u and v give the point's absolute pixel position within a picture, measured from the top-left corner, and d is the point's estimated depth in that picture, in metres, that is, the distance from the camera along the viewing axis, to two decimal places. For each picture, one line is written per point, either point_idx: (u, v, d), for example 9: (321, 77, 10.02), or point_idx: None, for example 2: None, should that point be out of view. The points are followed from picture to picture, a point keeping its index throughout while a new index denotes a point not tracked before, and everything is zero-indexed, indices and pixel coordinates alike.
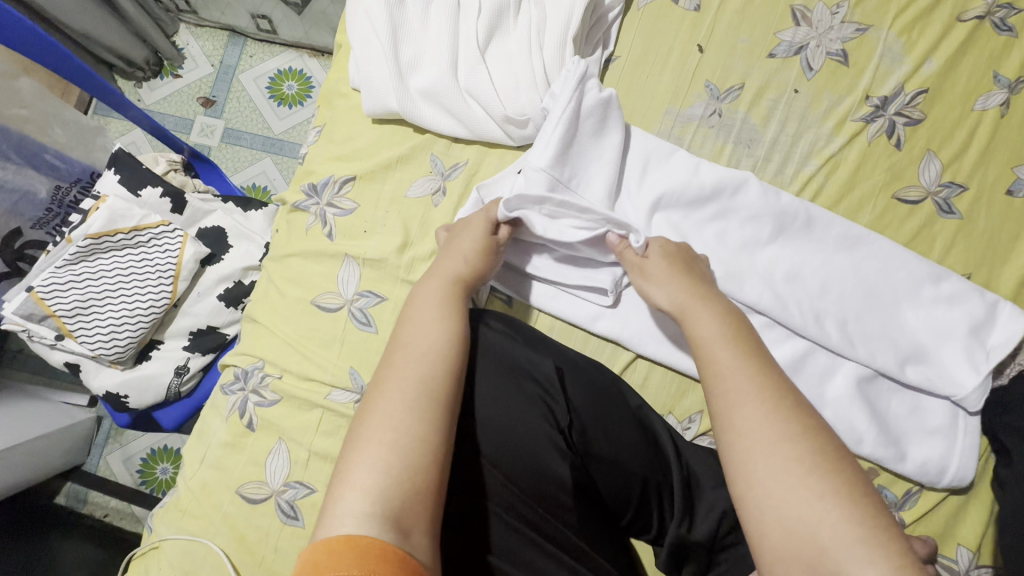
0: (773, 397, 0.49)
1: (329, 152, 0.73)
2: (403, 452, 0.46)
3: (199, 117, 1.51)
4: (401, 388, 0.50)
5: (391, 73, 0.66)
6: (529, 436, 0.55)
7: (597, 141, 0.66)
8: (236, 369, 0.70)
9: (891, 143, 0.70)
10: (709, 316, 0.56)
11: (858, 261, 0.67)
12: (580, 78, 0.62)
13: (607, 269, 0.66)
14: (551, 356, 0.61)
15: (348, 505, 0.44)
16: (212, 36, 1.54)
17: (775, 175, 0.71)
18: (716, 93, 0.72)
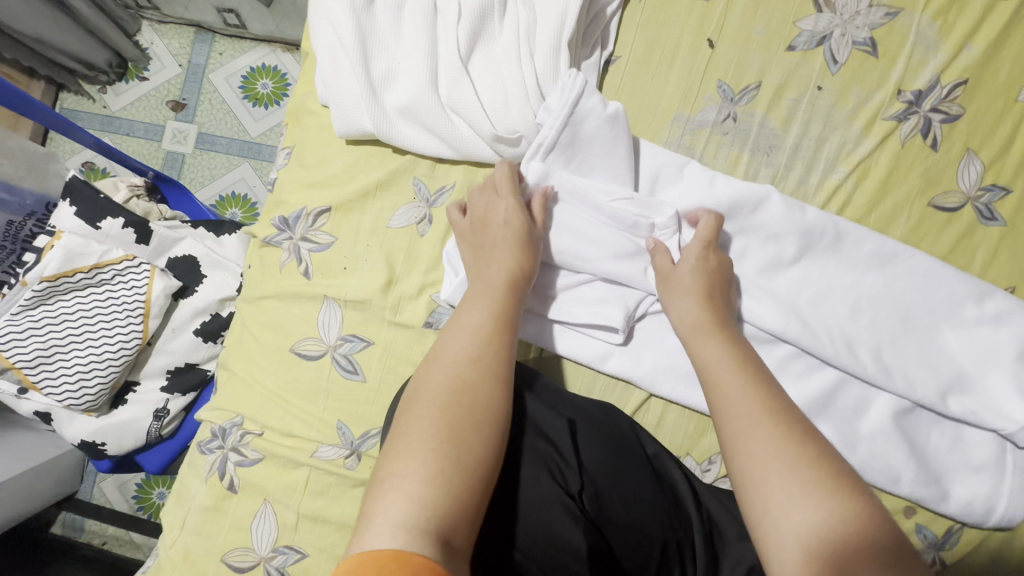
0: (783, 416, 0.44)
1: (301, 178, 0.66)
2: (456, 464, 0.41)
3: (170, 122, 1.42)
4: (452, 393, 0.45)
5: (363, 91, 0.58)
6: (535, 500, 0.48)
7: (603, 159, 0.58)
8: (212, 426, 0.64)
9: (927, 143, 0.63)
10: (718, 338, 0.51)
11: (892, 279, 0.61)
12: (578, 93, 0.55)
13: (618, 304, 0.59)
14: (561, 408, 0.55)
15: (394, 515, 0.39)
16: (177, 33, 1.43)
17: (797, 185, 0.63)
18: (730, 94, 0.64)
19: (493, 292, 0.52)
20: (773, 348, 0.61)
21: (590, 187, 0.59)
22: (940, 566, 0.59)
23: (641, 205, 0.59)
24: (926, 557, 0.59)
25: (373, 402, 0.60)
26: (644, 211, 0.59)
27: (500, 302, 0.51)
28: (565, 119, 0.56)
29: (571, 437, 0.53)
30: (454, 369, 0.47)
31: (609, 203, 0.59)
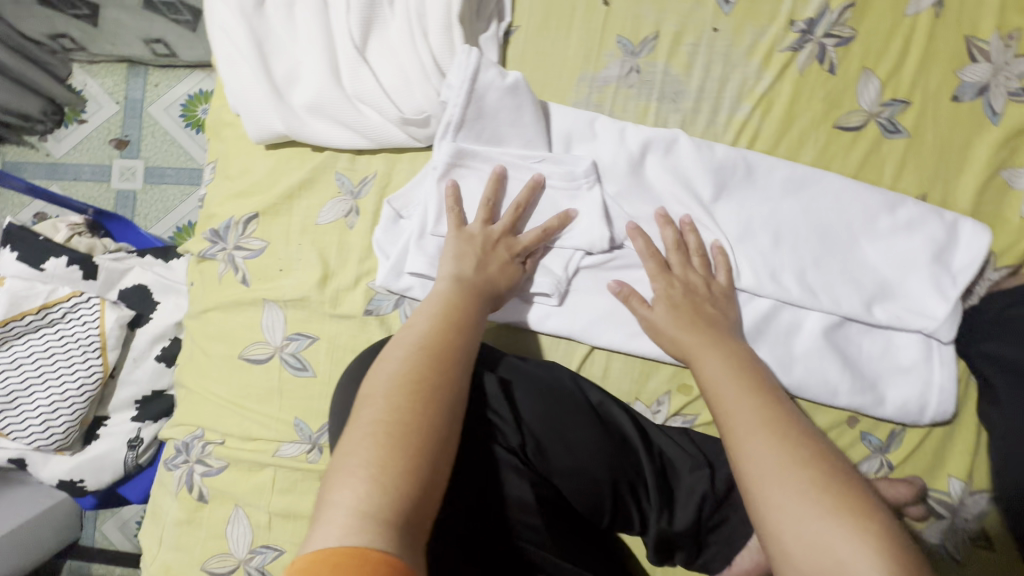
0: (780, 425, 0.46)
1: (226, 190, 0.67)
2: (409, 449, 0.41)
3: (115, 160, 1.41)
4: (406, 383, 0.45)
5: (268, 94, 0.59)
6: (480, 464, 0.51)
7: (515, 127, 0.60)
8: (176, 442, 0.65)
9: (824, 69, 0.65)
10: (719, 353, 0.53)
11: (808, 203, 0.63)
12: (475, 71, 0.56)
13: (546, 271, 0.61)
14: (494, 372, 0.56)
15: (347, 502, 0.38)
16: (109, 70, 1.41)
17: (707, 126, 0.65)
18: (631, 48, 0.65)
19: (453, 293, 0.54)
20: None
21: (506, 153, 0.60)
22: (888, 469, 0.62)
23: (556, 161, 0.61)
24: (874, 462, 0.62)
25: (326, 395, 0.62)
26: (560, 166, 0.61)
27: (457, 304, 0.53)
28: (466, 94, 0.57)
29: (506, 395, 0.55)
30: (404, 360, 0.47)
31: (529, 165, 0.61)
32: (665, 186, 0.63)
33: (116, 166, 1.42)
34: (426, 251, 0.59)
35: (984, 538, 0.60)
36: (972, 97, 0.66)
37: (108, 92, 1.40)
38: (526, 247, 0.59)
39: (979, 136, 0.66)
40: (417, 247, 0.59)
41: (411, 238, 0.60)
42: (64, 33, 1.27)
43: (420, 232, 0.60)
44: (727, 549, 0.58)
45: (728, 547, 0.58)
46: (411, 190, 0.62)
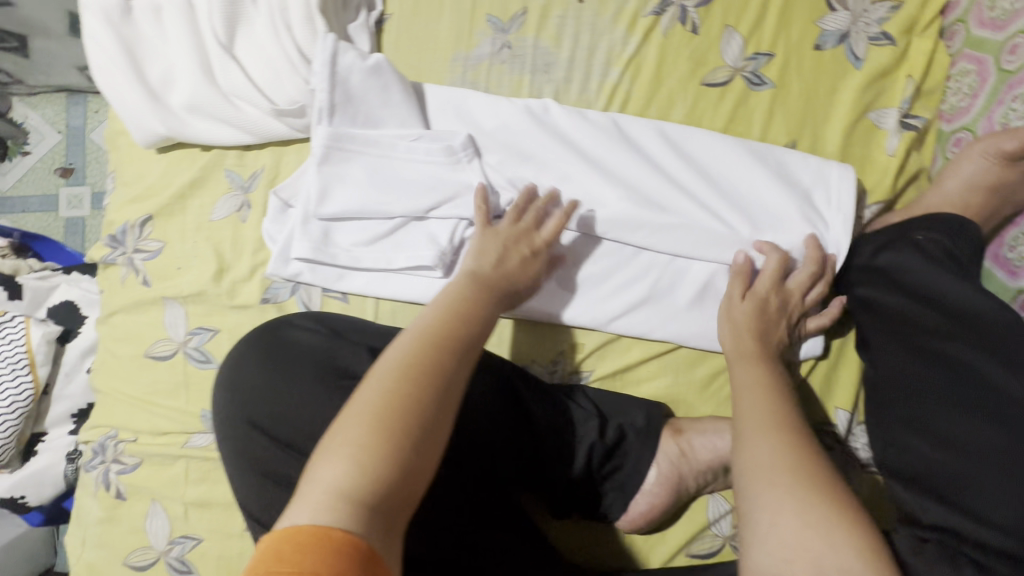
0: (790, 431, 0.46)
1: (123, 196, 0.68)
2: (407, 437, 0.39)
3: (61, 189, 1.36)
4: (415, 368, 0.42)
5: (145, 98, 0.61)
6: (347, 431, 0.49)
7: (387, 107, 0.61)
8: (93, 444, 0.67)
9: (687, 30, 0.68)
10: (754, 366, 0.54)
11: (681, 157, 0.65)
12: (333, 52, 0.58)
13: (430, 243, 0.61)
14: (365, 343, 0.53)
15: (330, 479, 0.36)
16: (48, 100, 1.34)
17: (580, 94, 0.68)
18: (501, 25, 0.68)
19: (470, 287, 0.52)
20: (589, 243, 0.65)
21: (383, 135, 0.61)
22: None
23: (433, 138, 0.62)
24: None
25: None
26: (437, 142, 0.62)
27: (475, 298, 0.52)
28: (329, 79, 0.59)
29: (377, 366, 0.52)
30: (412, 346, 0.44)
31: (408, 144, 0.61)
32: (545, 154, 0.64)
33: (64, 194, 1.37)
34: (311, 236, 0.61)
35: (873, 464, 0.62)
36: (833, 45, 0.69)
37: (49, 121, 1.33)
38: (546, 242, 0.60)
39: (843, 81, 0.68)
40: (301, 233, 0.61)
41: (295, 225, 0.62)
42: None
43: (303, 220, 0.61)
44: (621, 495, 0.60)
45: (622, 493, 0.60)
46: (294, 180, 0.63)
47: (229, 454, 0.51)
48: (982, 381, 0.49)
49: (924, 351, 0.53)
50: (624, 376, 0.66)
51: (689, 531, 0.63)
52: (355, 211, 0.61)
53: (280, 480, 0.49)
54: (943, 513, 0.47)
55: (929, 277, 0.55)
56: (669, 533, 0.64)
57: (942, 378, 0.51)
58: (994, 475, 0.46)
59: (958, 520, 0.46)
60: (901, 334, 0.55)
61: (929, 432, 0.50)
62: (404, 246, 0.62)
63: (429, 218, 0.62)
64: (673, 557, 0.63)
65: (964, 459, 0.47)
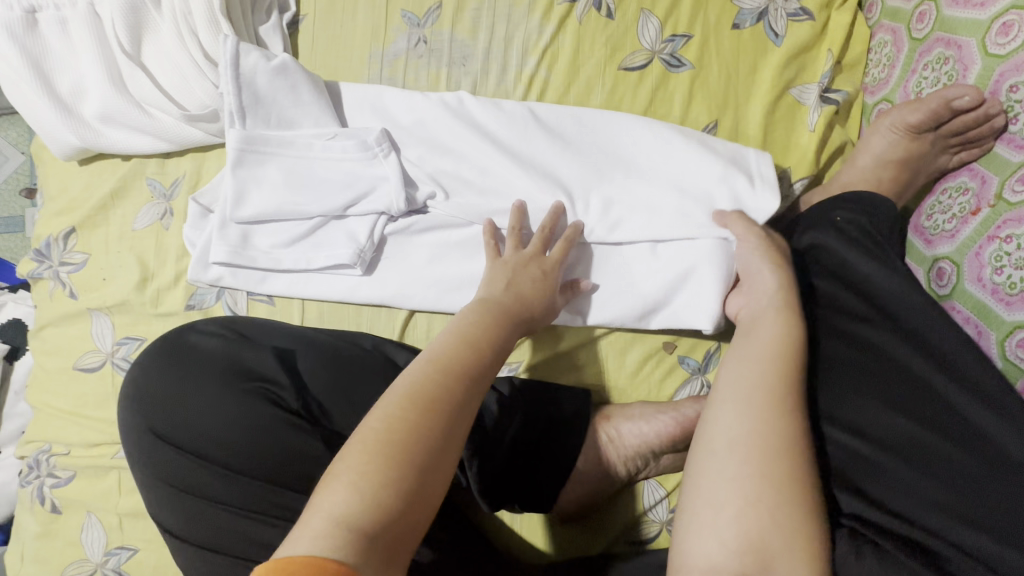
0: (794, 416, 0.42)
1: (48, 210, 0.68)
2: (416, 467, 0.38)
3: (27, 210, 1.32)
4: (423, 399, 0.42)
5: (55, 111, 0.61)
6: (252, 432, 0.49)
7: (299, 106, 0.61)
8: (27, 459, 0.66)
9: (602, 15, 0.67)
10: (781, 326, 0.48)
11: (599, 141, 0.64)
12: (237, 54, 0.58)
13: (348, 241, 0.62)
14: (271, 343, 0.53)
15: (333, 507, 0.36)
16: (13, 123, 1.33)
17: (498, 85, 0.67)
18: (416, 21, 0.68)
19: (485, 313, 0.52)
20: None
21: (298, 134, 0.61)
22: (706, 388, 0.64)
23: (348, 135, 0.61)
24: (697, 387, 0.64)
25: None
26: (352, 139, 0.61)
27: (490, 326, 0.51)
28: (235, 81, 0.59)
29: (285, 365, 0.52)
30: (421, 376, 0.43)
31: (323, 142, 0.61)
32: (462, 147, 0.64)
33: (30, 216, 1.34)
34: (229, 239, 0.61)
35: None
36: (751, 23, 0.68)
37: (13, 143, 1.31)
38: (557, 262, 0.59)
39: (763, 59, 0.68)
40: (218, 237, 0.61)
41: (213, 230, 0.62)
42: None
43: (220, 224, 0.61)
44: (551, 486, 0.59)
45: (552, 484, 0.59)
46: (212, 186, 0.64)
47: (137, 465, 0.51)
48: (900, 368, 0.47)
49: (842, 335, 0.51)
50: (555, 365, 0.66)
51: (626, 518, 0.63)
52: (270, 213, 0.61)
53: (190, 487, 0.49)
54: (862, 505, 0.44)
55: (850, 259, 0.53)
56: (606, 522, 0.64)
57: (860, 364, 0.49)
58: (910, 468, 0.43)
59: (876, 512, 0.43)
60: (818, 317, 0.53)
61: (838, 419, 0.47)
62: (324, 245, 0.62)
63: (348, 216, 0.62)
64: (611, 546, 0.63)
65: (878, 448, 0.45)
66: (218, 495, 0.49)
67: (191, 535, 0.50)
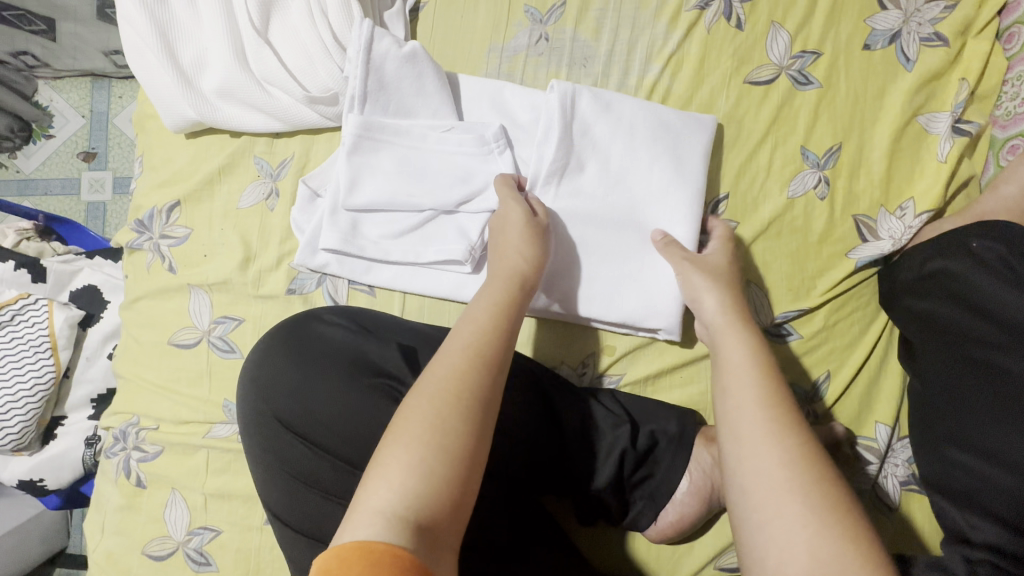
0: (779, 429, 0.41)
1: (151, 180, 0.68)
2: (443, 454, 0.37)
3: (83, 173, 1.28)
4: (454, 384, 0.41)
5: (176, 82, 0.61)
6: (371, 427, 0.48)
7: (421, 96, 0.60)
8: (114, 431, 0.66)
9: (732, 25, 0.65)
10: (744, 342, 0.49)
11: (677, 148, 0.61)
12: (368, 38, 0.57)
13: (460, 238, 0.60)
14: (395, 339, 0.52)
15: (374, 503, 0.35)
16: (74, 85, 1.27)
17: (618, 89, 0.66)
18: (539, 17, 0.66)
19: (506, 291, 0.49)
20: (622, 239, 0.61)
21: (415, 124, 0.60)
22: (814, 418, 0.62)
23: (465, 129, 0.60)
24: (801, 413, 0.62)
25: None
26: (470, 132, 0.60)
27: (494, 308, 0.47)
28: (364, 66, 0.57)
29: (409, 362, 0.51)
30: (458, 362, 0.42)
31: (441, 134, 0.59)
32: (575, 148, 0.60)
33: (87, 179, 1.30)
34: (340, 226, 0.60)
35: (914, 481, 0.61)
36: (884, 44, 0.66)
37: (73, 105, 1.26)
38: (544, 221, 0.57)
39: (894, 81, 0.65)
40: (330, 223, 0.60)
41: (324, 215, 0.60)
42: (23, 51, 1.16)
43: (333, 210, 0.60)
44: (652, 506, 0.58)
45: (654, 503, 0.58)
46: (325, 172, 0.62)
47: (253, 445, 0.51)
48: None
49: (977, 363, 0.49)
50: (659, 378, 0.63)
51: (718, 543, 0.61)
52: (383, 202, 0.59)
53: (303, 474, 0.48)
54: (995, 535, 0.44)
55: (976, 279, 0.52)
56: (697, 545, 0.62)
57: (993, 391, 0.47)
58: None
59: (1011, 542, 0.43)
60: (945, 341, 0.53)
61: (975, 445, 0.48)
62: (433, 239, 0.60)
63: (459, 212, 0.60)
64: (700, 569, 0.61)
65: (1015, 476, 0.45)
66: (329, 487, 0.48)
67: (299, 524, 0.49)
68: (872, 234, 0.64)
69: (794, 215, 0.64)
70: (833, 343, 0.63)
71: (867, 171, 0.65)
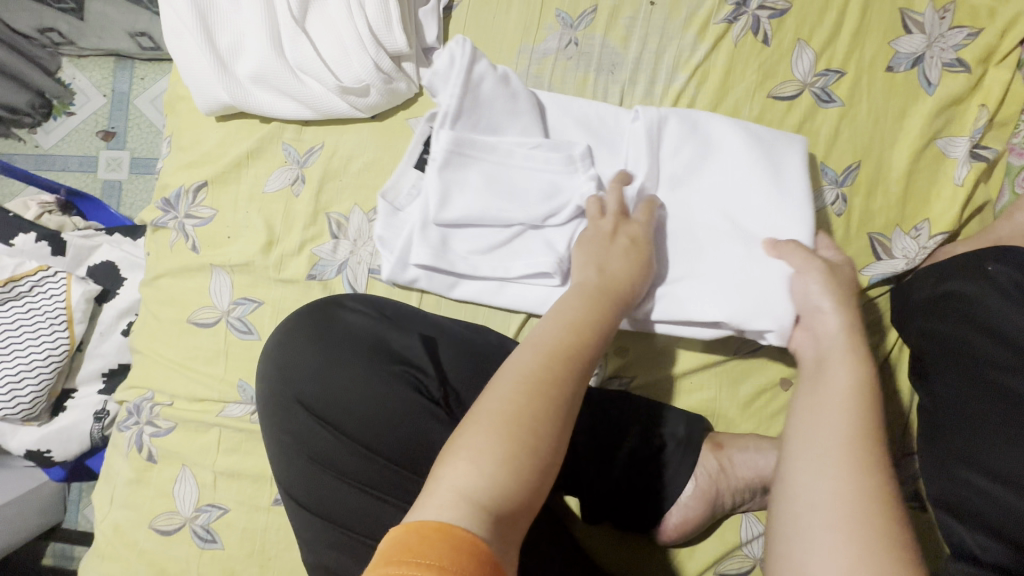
0: (868, 477, 0.36)
1: (179, 161, 0.69)
2: (528, 451, 0.37)
3: (101, 152, 1.29)
4: (546, 383, 0.40)
5: (211, 65, 0.62)
6: (394, 418, 0.49)
7: (512, 116, 0.60)
8: (128, 405, 0.67)
9: (758, 40, 0.67)
10: (852, 371, 0.43)
11: (775, 160, 0.57)
12: (467, 59, 0.58)
13: (548, 251, 0.58)
14: (416, 328, 0.53)
15: (456, 483, 0.35)
16: (97, 64, 1.29)
17: (644, 96, 0.67)
18: (570, 21, 0.67)
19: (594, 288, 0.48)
20: (720, 250, 0.56)
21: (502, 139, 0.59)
22: None
23: (553, 147, 0.58)
24: None
25: None
26: (557, 148, 0.58)
27: (586, 306, 0.46)
28: (462, 86, 0.58)
29: (430, 351, 0.52)
30: (548, 360, 0.41)
31: (526, 150, 0.58)
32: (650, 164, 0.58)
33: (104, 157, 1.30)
34: (429, 242, 0.59)
35: None
36: (907, 67, 0.67)
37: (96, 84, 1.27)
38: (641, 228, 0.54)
39: (915, 104, 0.66)
40: (420, 237, 0.59)
41: (414, 230, 0.59)
42: (50, 27, 1.17)
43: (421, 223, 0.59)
44: (656, 507, 0.59)
45: (658, 505, 0.59)
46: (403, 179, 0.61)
47: (271, 427, 0.51)
48: None
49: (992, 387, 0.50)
50: (670, 382, 0.64)
51: (719, 549, 0.62)
52: (470, 215, 0.57)
53: (321, 456, 0.49)
54: (999, 552, 0.46)
55: (996, 307, 0.52)
56: (698, 549, 0.62)
57: (1006, 415, 0.48)
58: None
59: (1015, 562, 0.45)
60: (956, 361, 0.53)
61: (981, 464, 0.49)
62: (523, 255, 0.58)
63: (546, 227, 0.59)
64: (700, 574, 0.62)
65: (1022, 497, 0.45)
66: (346, 469, 0.49)
67: (315, 508, 0.49)
68: (885, 252, 0.65)
69: None
70: None
71: (884, 191, 0.66)
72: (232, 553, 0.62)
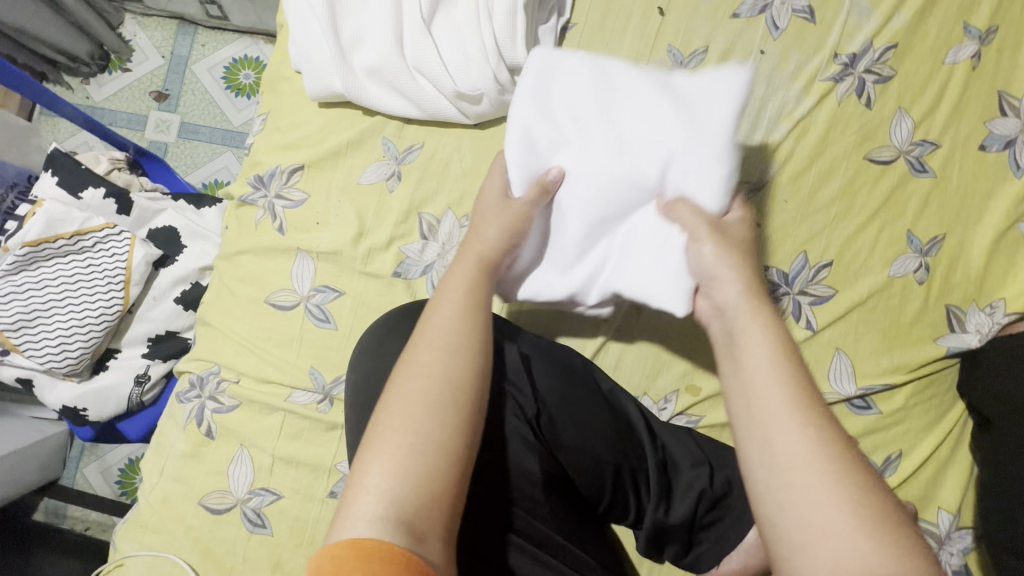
0: (818, 429, 0.38)
1: (275, 141, 0.69)
2: (425, 449, 0.39)
3: (152, 112, 1.28)
4: (440, 372, 0.42)
5: (333, 54, 0.62)
6: (495, 433, 0.52)
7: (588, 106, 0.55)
8: (191, 376, 0.67)
9: (861, 102, 0.68)
10: (761, 332, 0.43)
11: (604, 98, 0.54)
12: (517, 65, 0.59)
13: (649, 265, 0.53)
14: (516, 343, 0.58)
15: (363, 506, 0.37)
16: (161, 25, 1.28)
17: (743, 141, 0.68)
18: (680, 58, 0.69)
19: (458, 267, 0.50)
20: (626, 188, 0.53)
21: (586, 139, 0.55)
22: None
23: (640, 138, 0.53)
24: None
25: (344, 348, 0.63)
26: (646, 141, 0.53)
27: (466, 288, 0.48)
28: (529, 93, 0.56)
29: (525, 367, 0.56)
30: (437, 352, 0.43)
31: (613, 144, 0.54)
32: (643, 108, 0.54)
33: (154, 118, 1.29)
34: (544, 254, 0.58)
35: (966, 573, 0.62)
36: (998, 149, 0.67)
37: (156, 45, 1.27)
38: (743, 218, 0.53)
39: (1002, 186, 0.67)
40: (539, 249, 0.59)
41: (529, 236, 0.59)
42: None
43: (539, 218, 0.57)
44: (717, 548, 0.58)
45: (718, 546, 0.58)
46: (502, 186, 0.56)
47: (361, 425, 0.52)
48: None
49: None
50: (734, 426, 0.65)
51: None
52: (584, 219, 0.55)
53: None
54: None
55: None
56: None
57: None
58: None
59: None
60: None
61: None
62: (636, 249, 0.54)
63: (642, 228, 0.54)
64: None
65: None
66: None
67: None
68: (959, 326, 0.66)
69: (891, 294, 0.66)
70: (909, 424, 0.65)
71: (965, 266, 0.67)
72: (281, 541, 0.61)
